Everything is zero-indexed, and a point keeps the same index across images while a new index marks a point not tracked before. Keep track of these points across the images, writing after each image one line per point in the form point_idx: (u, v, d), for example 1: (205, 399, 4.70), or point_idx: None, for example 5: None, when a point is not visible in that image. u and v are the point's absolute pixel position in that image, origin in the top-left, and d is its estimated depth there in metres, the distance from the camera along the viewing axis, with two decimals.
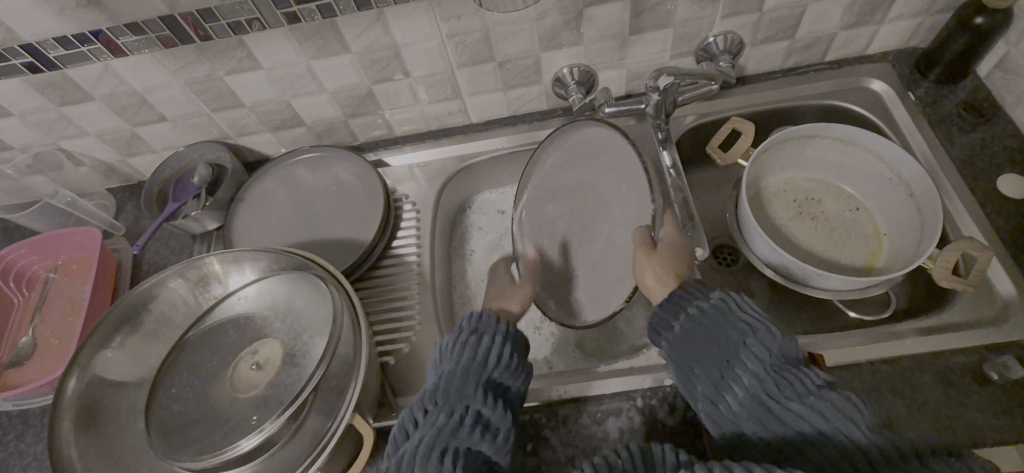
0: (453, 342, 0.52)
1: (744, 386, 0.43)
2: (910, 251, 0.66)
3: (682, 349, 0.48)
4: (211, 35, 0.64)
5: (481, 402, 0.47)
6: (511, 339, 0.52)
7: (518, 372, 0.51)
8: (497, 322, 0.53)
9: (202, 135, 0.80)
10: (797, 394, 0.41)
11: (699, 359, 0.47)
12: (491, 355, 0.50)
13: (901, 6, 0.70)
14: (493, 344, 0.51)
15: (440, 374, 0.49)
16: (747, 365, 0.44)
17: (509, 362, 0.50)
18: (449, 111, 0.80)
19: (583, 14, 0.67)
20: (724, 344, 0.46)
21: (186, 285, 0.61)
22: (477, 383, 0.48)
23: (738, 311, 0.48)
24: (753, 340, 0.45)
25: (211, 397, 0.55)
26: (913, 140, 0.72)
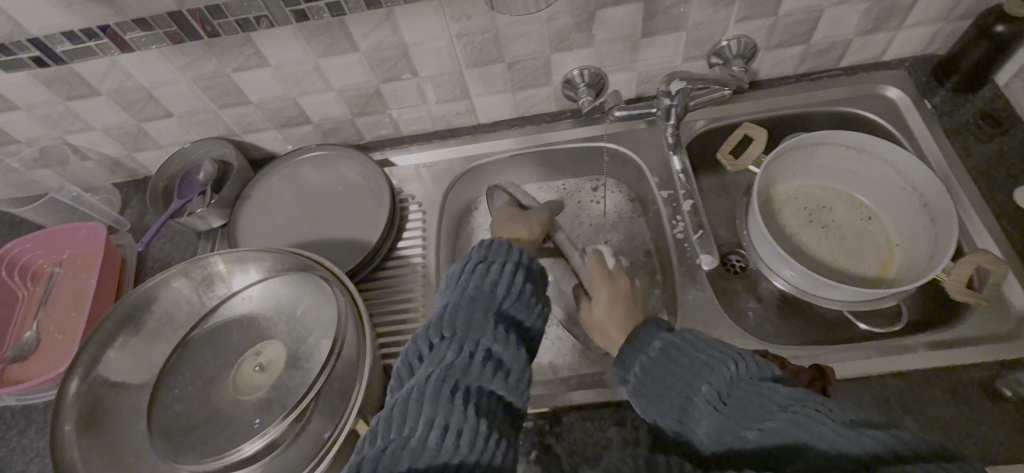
0: (459, 271, 0.51)
1: (710, 420, 0.40)
2: (924, 263, 0.65)
3: (648, 393, 0.46)
4: (219, 32, 0.63)
5: (495, 336, 0.45)
6: (524, 268, 0.51)
7: (531, 306, 0.50)
8: (508, 249, 0.51)
9: (208, 132, 0.79)
10: (754, 418, 0.37)
11: (670, 386, 0.44)
12: (501, 285, 0.49)
13: (919, 12, 0.68)
14: (505, 272, 0.49)
15: (450, 304, 0.48)
16: (705, 397, 0.41)
17: (521, 293, 0.49)
18: (457, 111, 0.80)
19: (595, 16, 0.66)
20: (680, 381, 0.43)
21: (190, 284, 0.61)
22: (489, 313, 0.47)
23: (691, 338, 0.45)
24: (705, 368, 0.42)
25: (214, 398, 0.55)
26: (928, 149, 0.71)
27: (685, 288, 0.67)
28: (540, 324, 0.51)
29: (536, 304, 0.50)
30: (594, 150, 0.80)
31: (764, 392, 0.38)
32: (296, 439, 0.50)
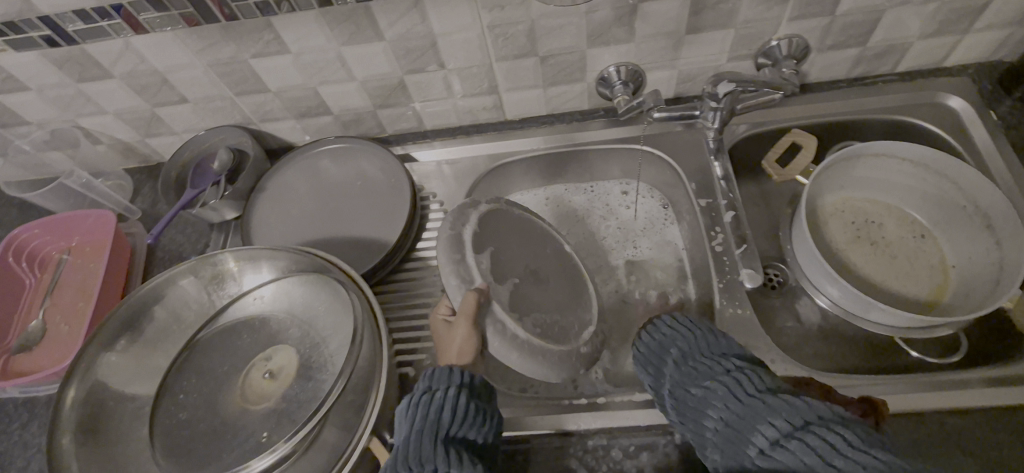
0: (408, 403, 0.49)
1: (673, 380, 0.49)
2: (986, 290, 0.60)
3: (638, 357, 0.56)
4: (237, 15, 0.59)
5: (451, 462, 0.43)
6: (468, 389, 0.49)
7: (483, 423, 0.47)
8: (451, 375, 0.50)
9: (224, 119, 0.76)
10: (705, 378, 0.46)
11: (653, 361, 0.53)
12: (449, 408, 0.47)
13: (991, 16, 0.63)
14: (449, 394, 0.48)
15: (402, 439, 0.46)
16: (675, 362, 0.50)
17: (469, 413, 0.47)
18: (484, 106, 0.76)
19: (637, 10, 0.61)
20: (663, 348, 0.53)
21: (198, 283, 0.58)
22: (440, 440, 0.44)
23: (676, 322, 0.54)
24: (686, 341, 0.51)
25: (220, 406, 0.52)
26: (993, 167, 0.65)
27: (723, 305, 0.63)
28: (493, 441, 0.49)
29: (486, 422, 0.48)
30: (628, 152, 0.75)
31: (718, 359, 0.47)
32: (304, 455, 0.47)
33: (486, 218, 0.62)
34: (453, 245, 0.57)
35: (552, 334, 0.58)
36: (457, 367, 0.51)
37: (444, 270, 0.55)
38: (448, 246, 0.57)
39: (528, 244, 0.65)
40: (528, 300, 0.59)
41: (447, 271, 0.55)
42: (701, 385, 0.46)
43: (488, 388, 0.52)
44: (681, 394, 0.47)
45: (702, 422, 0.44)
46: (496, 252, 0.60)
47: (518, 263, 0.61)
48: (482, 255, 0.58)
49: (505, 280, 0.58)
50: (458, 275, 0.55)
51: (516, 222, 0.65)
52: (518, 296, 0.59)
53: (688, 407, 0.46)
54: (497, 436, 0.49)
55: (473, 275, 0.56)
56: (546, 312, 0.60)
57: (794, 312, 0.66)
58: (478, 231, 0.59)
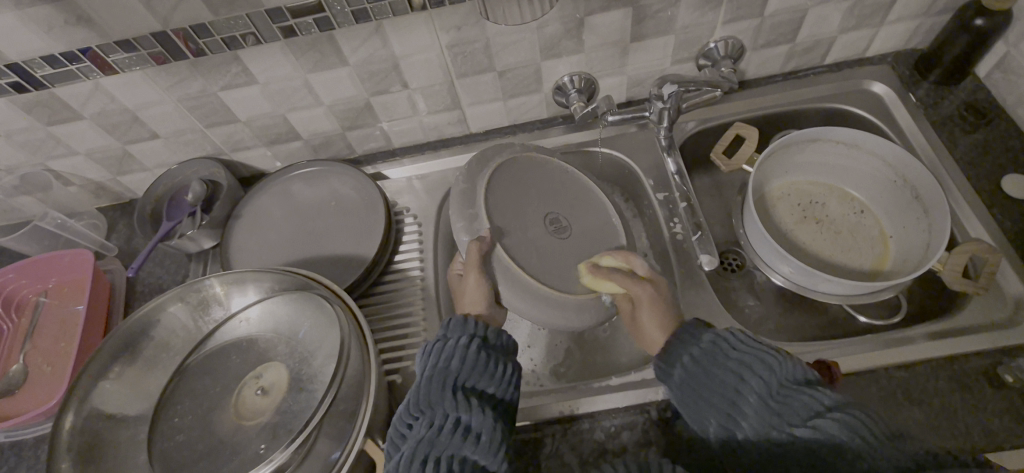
0: (424, 349, 0.53)
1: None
2: (919, 254, 0.66)
3: (738, 420, 0.44)
4: (204, 50, 0.62)
5: (458, 407, 0.47)
6: (479, 338, 0.53)
7: (493, 371, 0.51)
8: (464, 326, 0.54)
9: (195, 152, 0.78)
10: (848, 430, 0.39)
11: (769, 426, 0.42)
12: (458, 358, 0.50)
13: (900, 9, 0.70)
14: (461, 344, 0.52)
15: (415, 381, 0.50)
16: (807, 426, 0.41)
17: (478, 363, 0.51)
18: (449, 121, 0.79)
19: (584, 22, 0.66)
20: (797, 421, 0.41)
21: (187, 308, 0.60)
22: (449, 387, 0.48)
23: (748, 359, 0.46)
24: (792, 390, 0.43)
25: (216, 426, 0.54)
26: (916, 144, 0.72)
27: (686, 289, 0.69)
28: (509, 390, 0.52)
29: (499, 371, 0.51)
30: (588, 154, 0.80)
31: (874, 435, 0.38)
32: (299, 466, 0.50)
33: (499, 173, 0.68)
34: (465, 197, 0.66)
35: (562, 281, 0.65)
36: (471, 318, 0.55)
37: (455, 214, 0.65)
38: (461, 202, 0.66)
39: (540, 193, 0.70)
40: (542, 246, 0.66)
41: (459, 225, 0.64)
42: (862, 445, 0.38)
43: (504, 337, 0.56)
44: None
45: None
46: (507, 199, 0.67)
47: (534, 210, 0.68)
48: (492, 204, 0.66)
49: (511, 225, 0.65)
50: (466, 228, 0.64)
51: (544, 174, 0.71)
52: (529, 240, 0.66)
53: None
54: (512, 384, 0.53)
55: (479, 229, 0.64)
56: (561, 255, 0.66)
57: (753, 291, 0.71)
58: (490, 183, 0.67)
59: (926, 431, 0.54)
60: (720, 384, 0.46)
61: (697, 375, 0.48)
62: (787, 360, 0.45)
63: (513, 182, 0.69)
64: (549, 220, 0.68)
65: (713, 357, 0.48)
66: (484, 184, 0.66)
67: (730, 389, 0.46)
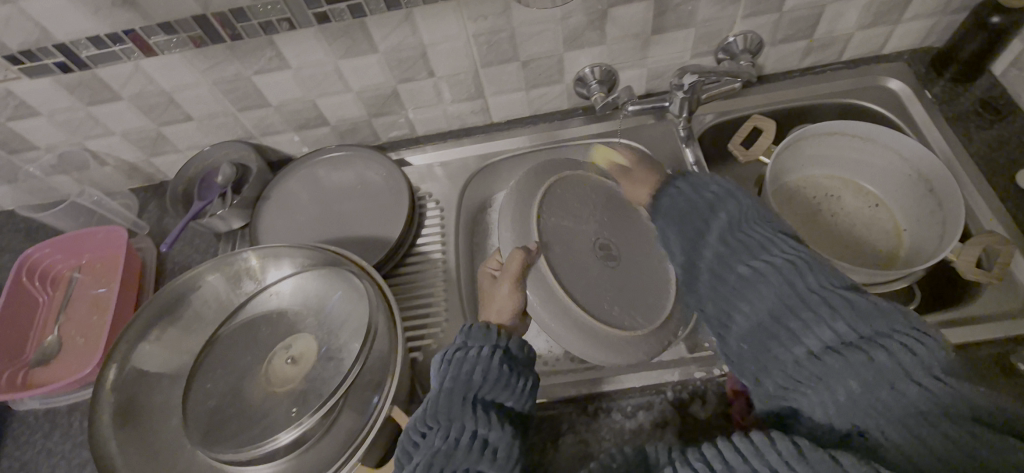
0: (443, 358, 0.53)
1: (748, 296, 0.44)
2: (933, 245, 0.67)
3: (703, 251, 0.51)
4: (241, 34, 0.65)
5: (477, 421, 0.47)
6: (500, 351, 0.53)
7: (513, 385, 0.51)
8: (486, 338, 0.54)
9: (226, 135, 0.80)
10: (789, 267, 0.43)
11: (727, 253, 0.48)
12: (479, 372, 0.50)
13: (917, 7, 0.71)
14: (483, 355, 0.52)
15: (433, 392, 0.50)
16: (760, 265, 0.44)
17: (499, 377, 0.50)
18: (472, 110, 0.81)
19: (607, 14, 0.68)
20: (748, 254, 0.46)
21: (223, 279, 0.63)
22: (468, 399, 0.48)
23: (736, 203, 0.52)
24: (761, 232, 0.47)
25: (247, 393, 0.56)
26: (932, 139, 0.73)
27: None
28: (526, 403, 0.52)
29: (518, 385, 0.51)
30: (607, 145, 0.82)
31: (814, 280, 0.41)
32: (324, 435, 0.52)
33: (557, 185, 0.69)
34: (518, 211, 0.65)
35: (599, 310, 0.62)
36: (494, 328, 0.55)
37: (510, 226, 0.64)
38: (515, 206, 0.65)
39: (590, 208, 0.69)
40: (588, 267, 0.64)
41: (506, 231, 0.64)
42: (803, 286, 0.41)
43: (524, 348, 0.56)
44: (785, 303, 0.41)
45: (799, 330, 0.40)
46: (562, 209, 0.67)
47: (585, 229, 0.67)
48: (545, 222, 0.65)
49: (560, 245, 0.64)
50: (518, 238, 0.63)
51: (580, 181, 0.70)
52: (577, 259, 0.64)
53: (787, 325, 0.41)
54: (530, 398, 0.53)
55: (530, 239, 0.63)
56: (605, 282, 0.64)
57: None
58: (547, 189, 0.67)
59: None
60: (697, 213, 0.54)
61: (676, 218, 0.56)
62: (762, 209, 0.51)
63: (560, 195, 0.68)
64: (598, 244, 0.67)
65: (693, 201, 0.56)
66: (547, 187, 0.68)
67: (697, 228, 0.53)
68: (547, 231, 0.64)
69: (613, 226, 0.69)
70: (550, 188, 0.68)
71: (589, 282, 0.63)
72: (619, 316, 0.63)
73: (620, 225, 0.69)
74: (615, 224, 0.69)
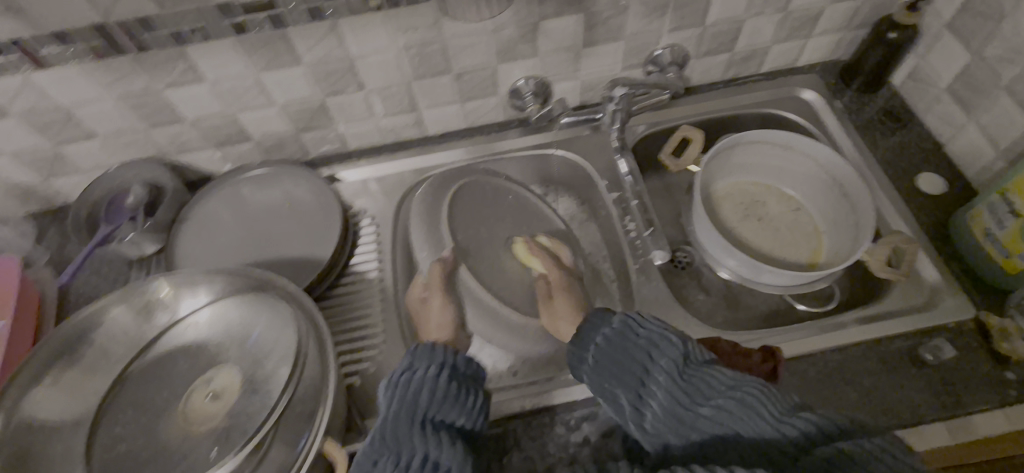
0: (389, 380, 0.51)
1: (650, 390, 0.47)
2: (848, 247, 0.71)
3: (645, 396, 0.47)
4: (149, 46, 0.60)
5: (427, 444, 0.46)
6: (449, 368, 0.51)
7: (463, 404, 0.49)
8: (433, 354, 0.52)
9: (137, 153, 0.74)
10: (698, 393, 0.45)
11: (623, 369, 0.49)
12: (427, 392, 0.49)
13: (826, 22, 0.76)
14: (430, 375, 0.50)
15: (381, 417, 0.48)
16: (659, 378, 0.46)
17: (448, 396, 0.49)
18: (406, 123, 0.79)
19: (539, 27, 0.68)
20: (698, 399, 0.44)
21: (130, 313, 0.56)
22: (417, 423, 0.47)
23: (635, 328, 0.51)
24: (640, 342, 0.49)
25: (161, 433, 0.52)
26: (844, 146, 0.78)
27: (640, 284, 0.72)
28: (478, 420, 0.51)
29: (469, 401, 0.50)
30: (544, 156, 0.82)
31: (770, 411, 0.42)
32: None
33: None
34: (430, 220, 0.73)
35: None
36: (440, 344, 0.53)
37: (421, 238, 0.72)
38: None
39: None
40: None
41: (424, 242, 0.63)
42: (699, 403, 0.44)
43: (474, 362, 0.54)
44: (676, 404, 0.45)
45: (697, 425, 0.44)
46: None
47: None
48: None
49: None
50: (434, 248, 0.63)
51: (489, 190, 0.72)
52: None
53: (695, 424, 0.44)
54: (482, 414, 0.51)
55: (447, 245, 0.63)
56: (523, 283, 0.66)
57: (701, 285, 0.75)
58: None
59: (859, 408, 0.59)
60: (630, 362, 0.49)
61: (602, 371, 0.51)
62: (667, 334, 0.49)
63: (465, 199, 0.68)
64: None
65: (627, 343, 0.50)
66: None
67: (641, 367, 0.48)
68: None
69: (521, 230, 0.71)
70: (455, 195, 0.75)
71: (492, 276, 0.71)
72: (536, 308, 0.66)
73: (517, 223, 0.77)
74: None
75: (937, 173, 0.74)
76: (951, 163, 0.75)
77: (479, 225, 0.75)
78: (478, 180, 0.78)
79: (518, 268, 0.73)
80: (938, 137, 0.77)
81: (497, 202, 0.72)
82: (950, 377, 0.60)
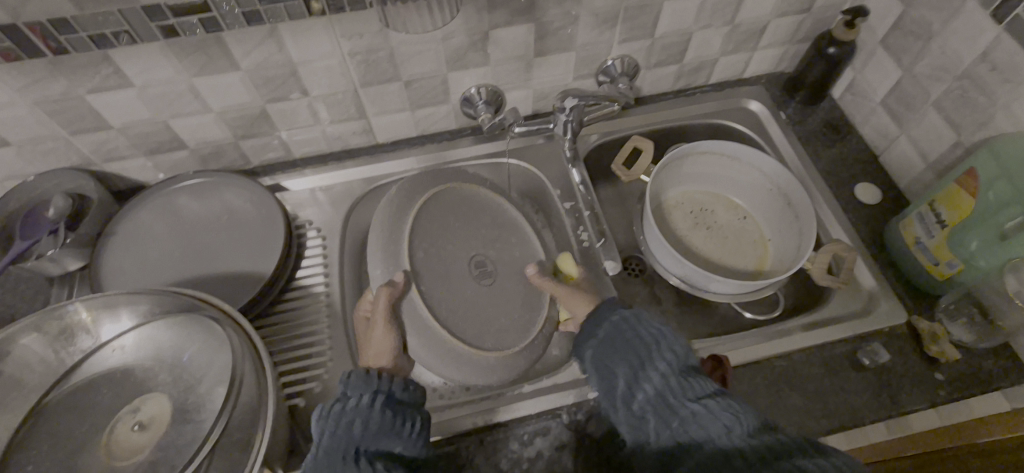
0: (323, 411, 0.50)
1: (642, 382, 0.50)
2: (791, 255, 0.74)
3: (637, 387, 0.50)
4: (67, 49, 0.55)
5: None
6: (384, 395, 0.51)
7: (399, 431, 0.49)
8: (368, 381, 0.51)
9: (57, 162, 0.68)
10: (687, 394, 0.48)
11: (620, 359, 0.52)
12: (360, 422, 0.48)
13: (770, 36, 0.78)
14: (363, 404, 0.49)
15: (313, 451, 0.47)
16: (655, 375, 0.49)
17: (382, 424, 0.48)
18: (354, 131, 0.77)
19: (489, 36, 0.67)
20: (687, 398, 0.47)
21: (44, 340, 0.52)
22: (349, 455, 0.46)
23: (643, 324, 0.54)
24: (645, 338, 0.52)
25: (81, 471, 0.48)
26: (787, 156, 0.81)
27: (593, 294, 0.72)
28: (417, 444, 0.50)
29: (406, 427, 0.49)
30: (497, 165, 0.81)
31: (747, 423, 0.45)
32: None
33: (432, 204, 0.65)
34: (389, 234, 0.61)
35: (475, 333, 0.61)
36: (376, 371, 0.53)
37: (376, 255, 0.60)
38: (382, 233, 0.61)
39: (467, 228, 0.67)
40: (460, 292, 0.63)
41: (374, 263, 0.60)
42: (686, 403, 0.47)
43: (412, 386, 0.54)
44: (666, 398, 0.48)
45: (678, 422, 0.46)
46: (436, 233, 0.64)
47: (461, 252, 0.65)
48: (416, 245, 0.62)
49: (434, 271, 0.62)
50: (385, 269, 0.59)
51: (460, 199, 0.68)
52: (447, 288, 0.62)
53: (676, 420, 0.47)
54: (422, 438, 0.51)
55: (400, 268, 0.59)
56: (479, 306, 0.63)
57: (654, 294, 0.75)
58: (419, 214, 0.63)
59: (803, 412, 0.60)
60: (630, 353, 0.52)
61: (606, 353, 0.53)
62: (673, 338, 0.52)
63: (430, 213, 0.64)
64: (474, 262, 0.65)
65: (631, 335, 0.53)
66: (414, 212, 0.63)
67: (639, 360, 0.51)
68: (419, 260, 0.61)
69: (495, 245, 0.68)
70: (425, 206, 0.64)
71: (454, 304, 0.62)
72: (490, 334, 0.62)
73: (492, 238, 0.68)
74: (494, 241, 0.68)
75: (874, 182, 0.77)
76: (886, 173, 0.78)
77: (447, 241, 0.64)
78: (456, 186, 0.68)
79: (487, 293, 0.64)
80: (873, 148, 0.80)
81: (468, 212, 0.68)
82: (887, 380, 0.62)
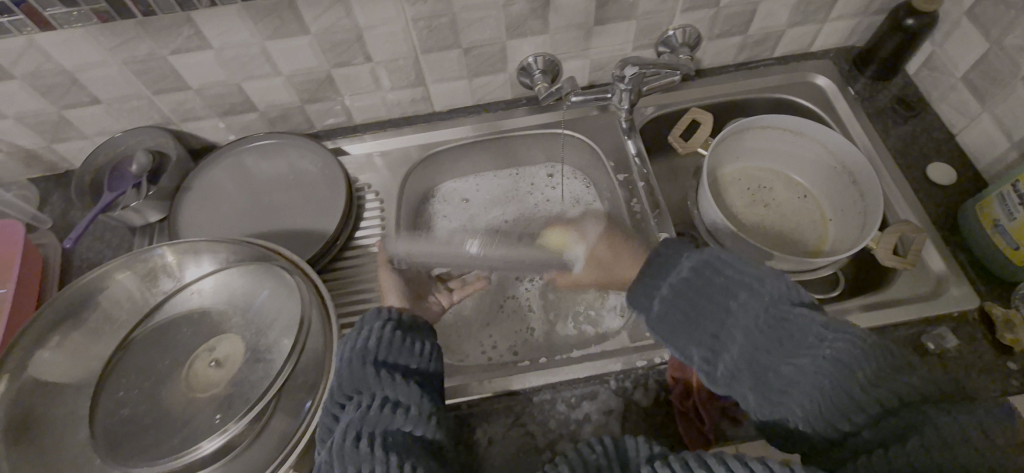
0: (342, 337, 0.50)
1: (729, 340, 0.45)
2: (854, 234, 0.71)
3: (726, 343, 0.45)
4: (155, 11, 0.59)
5: (383, 384, 0.46)
6: (396, 319, 0.51)
7: (412, 348, 0.49)
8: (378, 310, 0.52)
9: (140, 120, 0.73)
10: (786, 350, 0.42)
11: (699, 313, 0.47)
12: (375, 338, 0.48)
13: (842, 7, 0.75)
14: (376, 325, 0.50)
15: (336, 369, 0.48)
16: (743, 328, 0.44)
17: (395, 340, 0.49)
18: (413, 98, 0.79)
19: (550, 3, 0.67)
20: (786, 352, 0.42)
21: (136, 278, 0.58)
22: (370, 367, 0.47)
23: (726, 266, 0.47)
24: (730, 284, 0.46)
25: (164, 400, 0.52)
26: (854, 132, 0.78)
27: None
28: (432, 364, 0.51)
29: (419, 346, 0.50)
30: (550, 135, 0.81)
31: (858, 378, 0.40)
32: (251, 445, 0.49)
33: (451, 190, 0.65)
34: None
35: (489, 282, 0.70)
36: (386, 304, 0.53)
37: None
38: None
39: None
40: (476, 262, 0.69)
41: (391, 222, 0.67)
42: (785, 360, 0.42)
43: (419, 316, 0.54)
44: (758, 357, 0.43)
45: (780, 383, 0.42)
46: None
47: None
48: None
49: None
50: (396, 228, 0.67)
51: None
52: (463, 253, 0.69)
53: (774, 381, 0.43)
54: (436, 360, 0.51)
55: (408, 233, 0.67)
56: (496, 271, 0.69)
57: None
58: None
59: None
60: (713, 303, 0.46)
61: (683, 305, 0.48)
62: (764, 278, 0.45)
63: None
64: None
65: (711, 282, 0.47)
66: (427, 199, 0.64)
67: (722, 312, 0.46)
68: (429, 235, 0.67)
69: None
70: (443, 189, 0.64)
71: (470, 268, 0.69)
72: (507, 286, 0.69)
73: None
74: None
75: (948, 163, 0.74)
76: (962, 153, 0.74)
77: None
78: None
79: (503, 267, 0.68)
80: (949, 127, 0.76)
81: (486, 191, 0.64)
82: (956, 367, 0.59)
